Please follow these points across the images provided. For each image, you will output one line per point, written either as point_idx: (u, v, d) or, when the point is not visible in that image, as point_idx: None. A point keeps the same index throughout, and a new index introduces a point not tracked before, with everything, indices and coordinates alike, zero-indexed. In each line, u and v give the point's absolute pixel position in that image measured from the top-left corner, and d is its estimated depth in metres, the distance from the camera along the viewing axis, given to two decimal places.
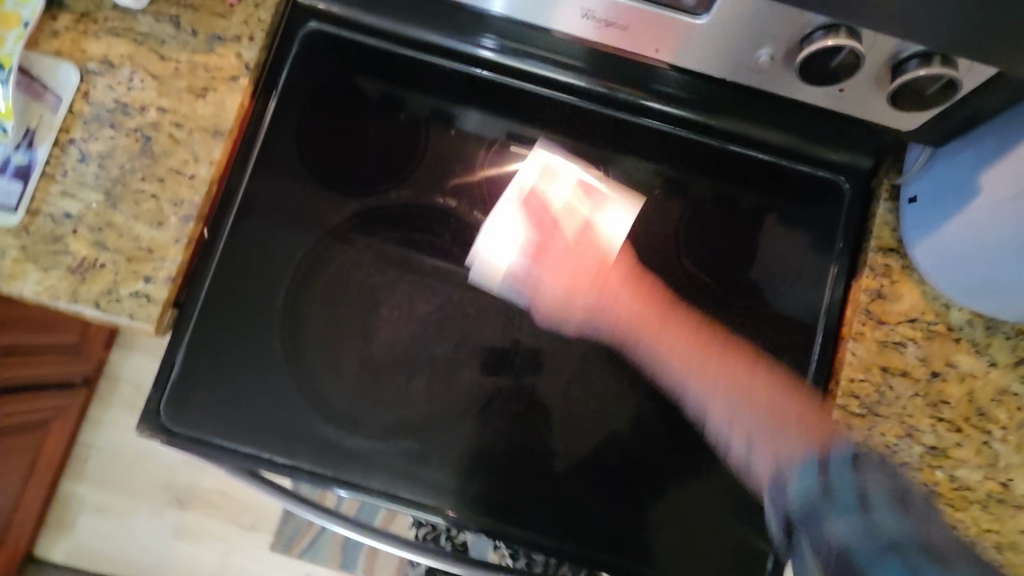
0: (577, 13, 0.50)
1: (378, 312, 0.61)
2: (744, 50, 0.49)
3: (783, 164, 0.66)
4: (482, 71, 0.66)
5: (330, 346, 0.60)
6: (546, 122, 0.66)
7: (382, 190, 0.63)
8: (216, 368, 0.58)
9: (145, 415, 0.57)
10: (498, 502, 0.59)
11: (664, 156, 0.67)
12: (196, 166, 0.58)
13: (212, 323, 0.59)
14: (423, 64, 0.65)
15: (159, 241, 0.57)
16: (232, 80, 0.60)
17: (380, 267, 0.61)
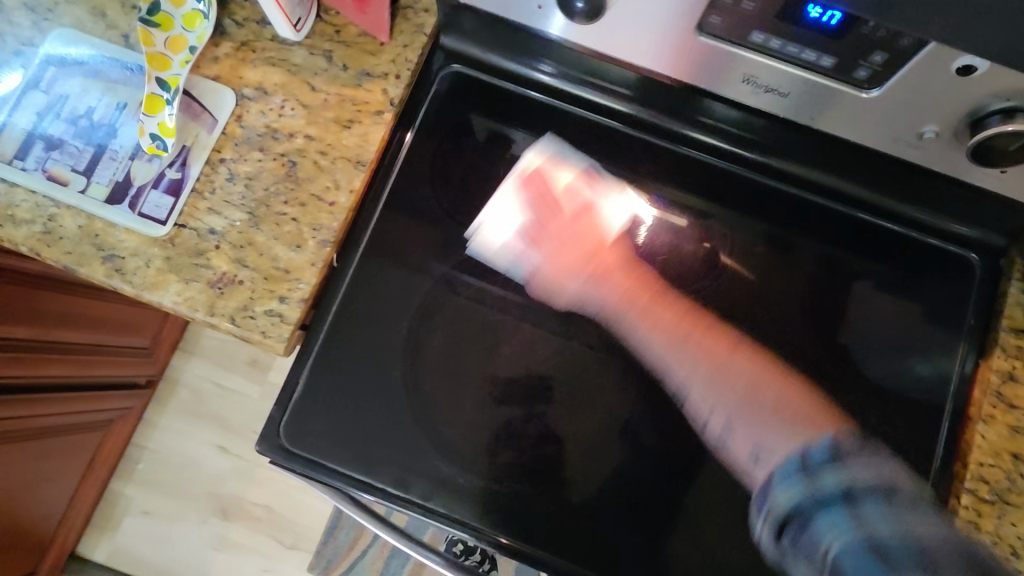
0: (737, 78, 0.51)
1: (495, 350, 0.61)
2: (906, 126, 0.49)
3: (872, 220, 0.66)
4: (533, 93, 0.66)
5: (449, 380, 0.60)
6: (663, 175, 0.66)
7: (509, 231, 0.63)
8: (337, 393, 0.59)
9: (265, 432, 0.58)
10: (600, 552, 0.59)
11: (775, 218, 0.66)
12: (337, 194, 0.60)
13: (337, 347, 0.60)
14: (546, 108, 0.66)
15: (296, 262, 0.59)
16: (377, 115, 0.62)
17: (500, 306, 0.62)
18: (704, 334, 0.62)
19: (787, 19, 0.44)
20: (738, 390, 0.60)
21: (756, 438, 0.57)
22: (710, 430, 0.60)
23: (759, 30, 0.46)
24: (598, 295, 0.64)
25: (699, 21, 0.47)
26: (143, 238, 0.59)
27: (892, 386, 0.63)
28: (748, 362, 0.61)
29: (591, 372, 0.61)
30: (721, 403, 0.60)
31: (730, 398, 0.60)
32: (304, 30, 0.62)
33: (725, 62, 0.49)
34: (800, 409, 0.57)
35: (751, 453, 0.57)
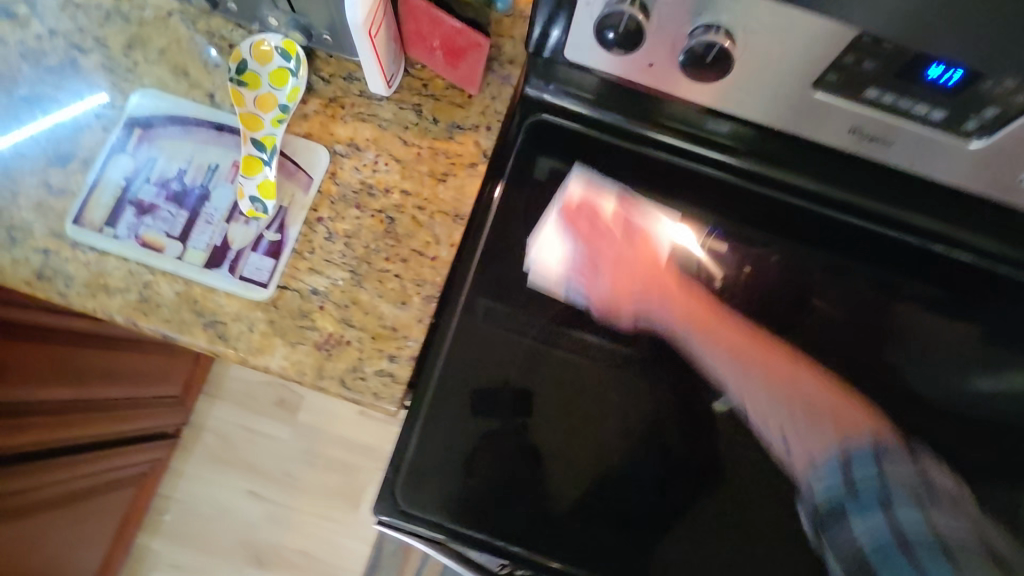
0: (844, 128, 0.53)
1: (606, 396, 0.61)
2: (1007, 172, 0.52)
3: (887, 233, 0.70)
4: (549, 117, 0.66)
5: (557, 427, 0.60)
6: (731, 214, 0.69)
7: (608, 275, 0.64)
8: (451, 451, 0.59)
9: (382, 494, 0.58)
10: None
11: (834, 246, 0.70)
12: (438, 248, 0.60)
13: (446, 402, 0.60)
14: (607, 144, 0.68)
15: (403, 319, 0.58)
16: (471, 167, 0.62)
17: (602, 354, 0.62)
18: (755, 355, 0.59)
19: (907, 77, 0.46)
20: (800, 415, 0.57)
21: (808, 446, 0.57)
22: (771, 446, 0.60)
23: (875, 87, 0.48)
24: (660, 322, 0.61)
25: (817, 77, 0.49)
26: (245, 301, 0.57)
27: (969, 411, 0.66)
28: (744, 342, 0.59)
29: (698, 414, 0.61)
30: (772, 417, 0.59)
31: (796, 408, 0.58)
32: (393, 86, 0.62)
33: (835, 116, 0.52)
34: (830, 401, 0.57)
35: (808, 459, 0.56)
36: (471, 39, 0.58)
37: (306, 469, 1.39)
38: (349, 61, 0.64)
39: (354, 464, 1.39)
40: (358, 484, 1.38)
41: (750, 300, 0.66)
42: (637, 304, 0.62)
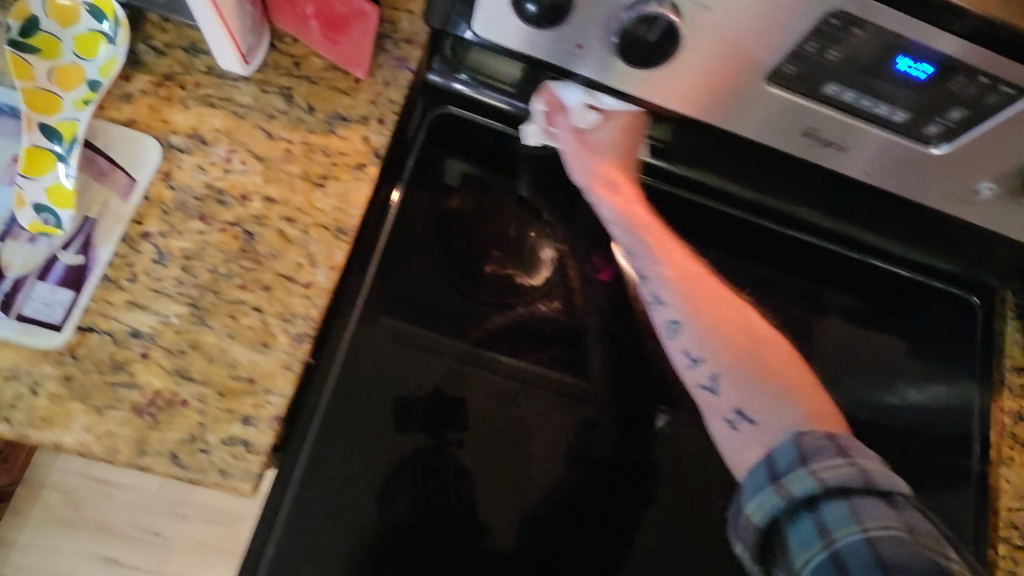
0: (799, 129, 0.45)
1: (536, 462, 0.50)
2: (961, 182, 0.46)
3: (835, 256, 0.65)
4: (456, 108, 0.56)
5: (455, 494, 0.48)
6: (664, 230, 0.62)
7: (529, 302, 0.53)
8: (319, 541, 0.45)
9: None
10: None
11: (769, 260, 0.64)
12: (312, 272, 0.47)
13: (318, 469, 0.46)
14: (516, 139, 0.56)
15: (262, 367, 0.44)
16: (358, 168, 0.49)
17: (515, 403, 0.51)
18: (655, 230, 0.51)
19: (875, 72, 0.40)
20: (746, 360, 0.47)
21: (745, 396, 0.46)
22: (718, 404, 0.47)
23: (836, 82, 0.41)
24: (610, 205, 0.51)
25: (772, 68, 0.41)
26: (27, 351, 0.41)
27: (899, 415, 0.62)
28: (685, 276, 0.49)
29: (652, 470, 0.52)
30: (718, 359, 0.47)
31: (722, 345, 0.47)
32: (255, 64, 0.49)
33: (789, 113, 0.44)
34: (822, 404, 0.46)
35: (749, 402, 0.45)
36: (355, 5, 0.47)
37: (178, 526, 1.16)
38: (192, 29, 0.49)
39: (238, 515, 1.18)
40: (244, 538, 1.18)
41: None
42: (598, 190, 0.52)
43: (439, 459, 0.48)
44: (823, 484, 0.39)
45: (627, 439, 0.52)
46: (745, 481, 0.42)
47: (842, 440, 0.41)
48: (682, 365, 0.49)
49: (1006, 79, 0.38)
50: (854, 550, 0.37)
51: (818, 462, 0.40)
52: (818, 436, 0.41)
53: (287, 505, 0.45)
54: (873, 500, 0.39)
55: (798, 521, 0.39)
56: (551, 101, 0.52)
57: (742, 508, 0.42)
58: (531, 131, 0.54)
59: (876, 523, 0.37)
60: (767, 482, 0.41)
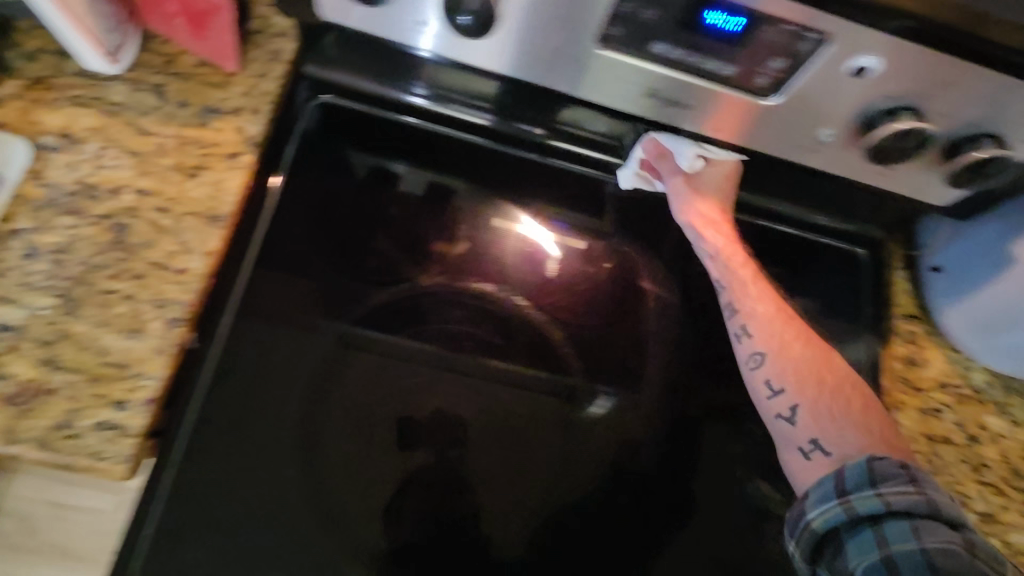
0: (642, 91, 0.47)
1: (425, 430, 0.51)
2: (804, 131, 0.48)
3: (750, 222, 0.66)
4: (332, 97, 0.56)
5: (343, 469, 0.49)
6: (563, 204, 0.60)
7: (412, 279, 0.55)
8: (203, 522, 0.45)
9: None
10: None
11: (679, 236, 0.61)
12: (187, 258, 0.48)
13: (199, 453, 0.46)
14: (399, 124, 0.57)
15: (136, 352, 0.45)
16: (232, 157, 0.51)
17: (400, 377, 0.52)
18: (743, 268, 0.55)
19: (691, 28, 0.42)
20: (826, 397, 0.50)
21: (822, 429, 0.49)
22: (788, 432, 0.50)
23: (660, 41, 0.43)
24: (711, 249, 0.55)
25: (600, 32, 0.43)
26: None
27: None
28: (778, 313, 0.54)
29: (541, 439, 0.54)
30: (801, 390, 0.50)
31: (806, 378, 0.51)
32: (126, 63, 0.51)
33: (630, 76, 0.46)
34: (879, 428, 0.49)
35: (820, 431, 0.49)
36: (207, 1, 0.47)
37: None
38: None
39: None
40: None
41: (609, 297, 0.58)
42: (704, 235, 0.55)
43: (325, 434, 0.50)
44: (888, 505, 0.42)
45: (517, 409, 0.54)
46: (810, 491, 0.46)
47: (914, 471, 0.44)
48: (760, 395, 0.52)
49: (808, 26, 0.40)
50: (909, 562, 0.40)
51: (885, 485, 0.43)
52: (892, 464, 0.44)
53: (165, 489, 0.45)
54: (934, 523, 0.42)
55: (859, 534, 0.43)
56: (652, 149, 0.56)
57: (803, 514, 0.46)
58: (624, 176, 0.57)
59: (931, 543, 0.41)
60: (835, 495, 0.44)
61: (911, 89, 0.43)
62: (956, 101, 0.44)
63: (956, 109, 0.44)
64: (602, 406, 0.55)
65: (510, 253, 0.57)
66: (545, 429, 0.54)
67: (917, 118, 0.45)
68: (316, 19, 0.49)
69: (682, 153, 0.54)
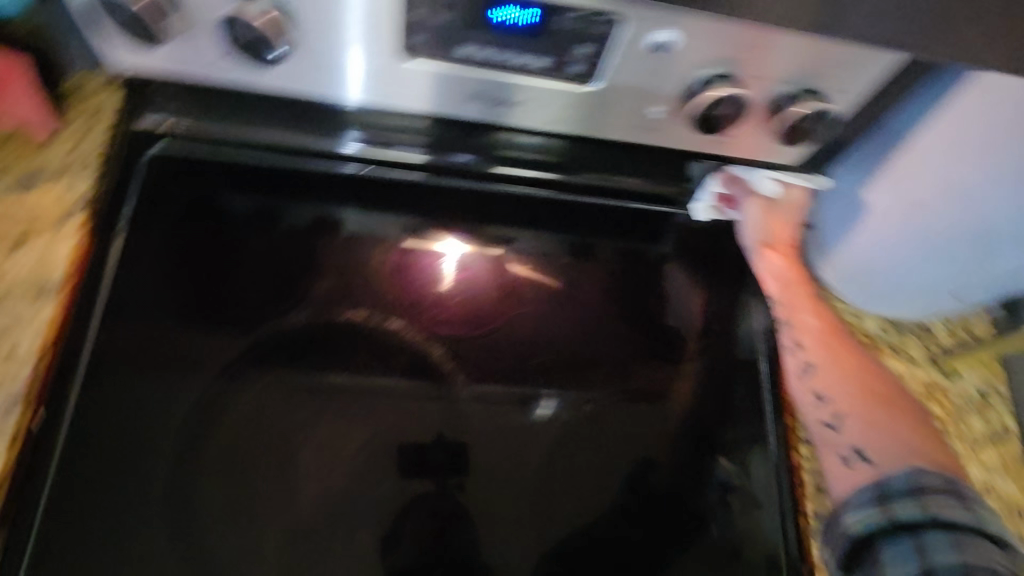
0: (464, 93, 0.48)
1: (305, 471, 0.50)
2: (634, 111, 0.49)
3: (657, 211, 0.62)
4: (162, 148, 0.54)
5: (221, 525, 0.47)
6: (433, 218, 0.59)
7: (277, 318, 0.53)
8: None
9: None
10: None
11: (555, 227, 0.61)
12: (18, 333, 0.47)
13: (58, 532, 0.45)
14: (246, 165, 0.56)
15: None
16: (62, 220, 0.51)
17: (274, 417, 0.51)
18: (799, 290, 0.60)
19: (481, 26, 0.43)
20: (871, 406, 0.53)
21: (868, 438, 0.51)
22: (829, 441, 0.53)
23: (462, 43, 0.44)
24: (767, 270, 0.60)
25: (403, 43, 0.44)
26: None
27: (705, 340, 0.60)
28: (829, 329, 0.58)
29: (433, 460, 0.52)
30: (846, 398, 0.54)
31: (848, 387, 0.54)
32: None
33: (445, 80, 0.46)
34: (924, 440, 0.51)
35: (857, 444, 0.51)
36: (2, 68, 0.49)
37: None
38: None
39: None
40: None
41: (483, 303, 0.58)
42: (767, 259, 0.60)
43: (198, 493, 0.47)
44: (931, 517, 0.46)
45: (401, 433, 0.52)
46: (850, 499, 0.49)
47: (960, 487, 0.47)
48: (804, 403, 0.55)
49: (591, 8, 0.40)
50: (949, 574, 0.43)
51: (933, 500, 0.46)
52: (940, 480, 0.47)
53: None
54: (980, 540, 0.45)
55: (896, 543, 0.46)
56: (727, 181, 0.60)
57: (841, 518, 0.49)
58: (699, 210, 0.61)
59: (973, 558, 0.44)
60: (872, 502, 0.48)
61: (716, 55, 0.43)
62: (764, 62, 0.44)
63: (766, 69, 0.45)
64: (548, 407, 0.56)
65: (379, 275, 0.57)
66: (433, 447, 0.52)
67: (732, 83, 0.45)
68: (118, 69, 0.48)
69: (755, 182, 0.59)
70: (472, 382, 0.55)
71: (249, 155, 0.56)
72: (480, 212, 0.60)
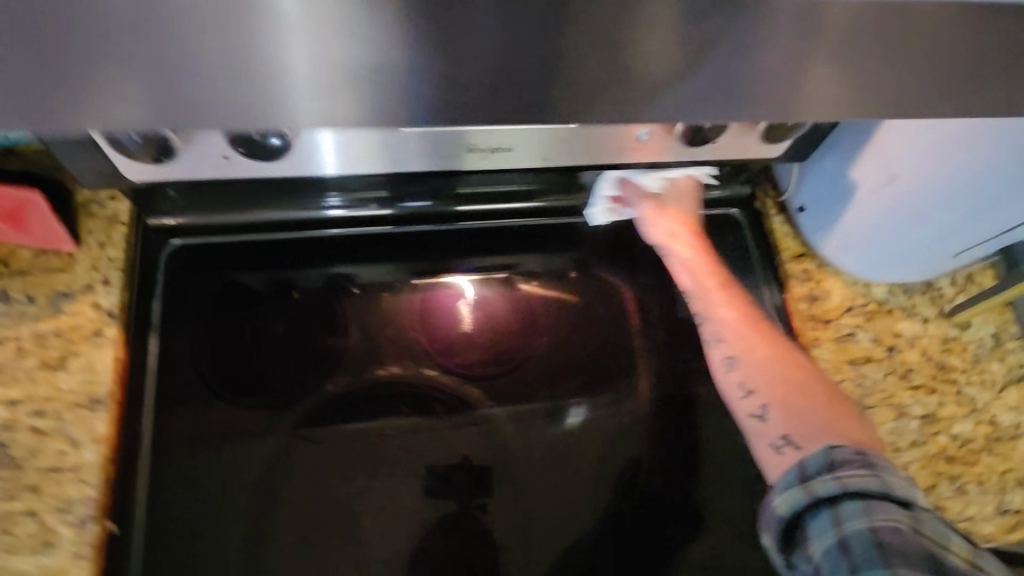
0: (461, 147, 0.50)
1: (375, 531, 0.52)
2: (626, 135, 0.51)
3: None
4: (181, 240, 0.57)
5: None
6: (447, 261, 0.61)
7: (317, 387, 0.55)
8: None
9: None
10: None
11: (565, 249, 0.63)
12: (76, 457, 0.47)
13: None
14: (262, 243, 0.59)
15: (55, 566, 0.44)
16: (96, 335, 0.51)
17: (334, 486, 0.52)
18: (709, 278, 0.57)
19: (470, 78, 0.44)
20: (797, 394, 0.49)
21: (793, 424, 0.47)
22: (761, 428, 0.48)
23: None
24: (682, 262, 0.58)
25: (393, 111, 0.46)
26: None
27: None
28: (746, 317, 0.54)
29: (492, 497, 0.54)
30: (769, 384, 0.50)
31: (773, 377, 0.50)
32: None
33: (441, 139, 0.48)
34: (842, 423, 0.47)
35: (785, 435, 0.47)
36: (18, 195, 0.49)
37: None
38: None
39: None
40: None
41: (511, 337, 0.59)
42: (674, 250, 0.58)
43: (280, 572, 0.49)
44: (844, 490, 0.41)
45: (456, 477, 0.54)
46: (777, 479, 0.45)
47: (871, 456, 0.43)
48: (732, 389, 0.52)
49: None
50: (863, 552, 0.39)
51: (844, 470, 0.42)
52: (850, 449, 0.43)
53: None
54: (893, 506, 0.40)
55: (817, 515, 0.42)
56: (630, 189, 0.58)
57: (770, 499, 0.45)
58: (596, 214, 0.62)
59: (885, 526, 0.39)
60: (796, 480, 0.43)
61: None
62: None
63: None
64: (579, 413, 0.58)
65: (406, 327, 0.58)
66: (490, 485, 0.54)
67: None
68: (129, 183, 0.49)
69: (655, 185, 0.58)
70: (513, 416, 0.57)
71: (263, 234, 0.58)
72: (489, 247, 0.62)
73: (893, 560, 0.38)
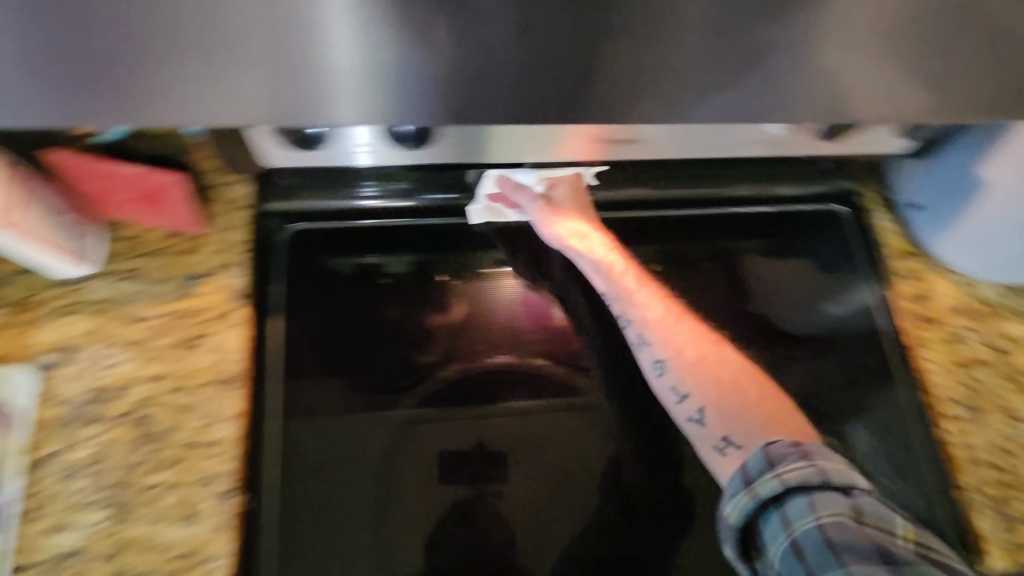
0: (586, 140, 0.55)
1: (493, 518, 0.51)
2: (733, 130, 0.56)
3: (739, 211, 0.67)
4: (300, 224, 0.58)
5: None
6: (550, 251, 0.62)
7: (430, 373, 0.55)
8: None
9: None
10: None
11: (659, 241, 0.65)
12: (213, 433, 0.49)
13: None
14: (373, 228, 0.59)
15: (198, 537, 0.45)
16: (225, 316, 0.52)
17: (452, 471, 0.52)
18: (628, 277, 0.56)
19: None
20: (730, 391, 0.49)
21: (732, 424, 0.48)
22: (699, 431, 0.49)
23: None
24: (589, 267, 0.57)
25: None
26: None
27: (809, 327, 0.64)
28: (675, 319, 0.53)
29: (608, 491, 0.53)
30: (705, 387, 0.50)
31: (706, 378, 0.50)
32: (100, 257, 0.52)
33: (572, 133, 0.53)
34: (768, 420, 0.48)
35: (726, 435, 0.48)
36: (161, 177, 0.50)
37: None
38: None
39: None
40: None
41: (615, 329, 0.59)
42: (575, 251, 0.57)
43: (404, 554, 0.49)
44: (786, 488, 0.42)
45: (569, 467, 0.54)
46: (726, 485, 0.45)
47: (807, 445, 0.44)
48: (661, 391, 0.52)
49: None
50: (817, 552, 0.40)
51: (784, 466, 0.42)
52: (785, 443, 0.43)
53: None
54: (833, 495, 0.41)
55: (769, 518, 0.42)
56: (508, 185, 0.59)
57: (721, 509, 0.45)
58: (475, 212, 0.60)
59: (830, 519, 0.40)
60: (741, 487, 0.43)
61: None
62: None
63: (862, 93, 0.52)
64: None
65: (512, 316, 0.59)
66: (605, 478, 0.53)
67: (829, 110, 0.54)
68: None
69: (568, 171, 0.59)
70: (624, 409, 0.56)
71: (374, 219, 0.59)
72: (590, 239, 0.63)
73: (843, 556, 0.39)
